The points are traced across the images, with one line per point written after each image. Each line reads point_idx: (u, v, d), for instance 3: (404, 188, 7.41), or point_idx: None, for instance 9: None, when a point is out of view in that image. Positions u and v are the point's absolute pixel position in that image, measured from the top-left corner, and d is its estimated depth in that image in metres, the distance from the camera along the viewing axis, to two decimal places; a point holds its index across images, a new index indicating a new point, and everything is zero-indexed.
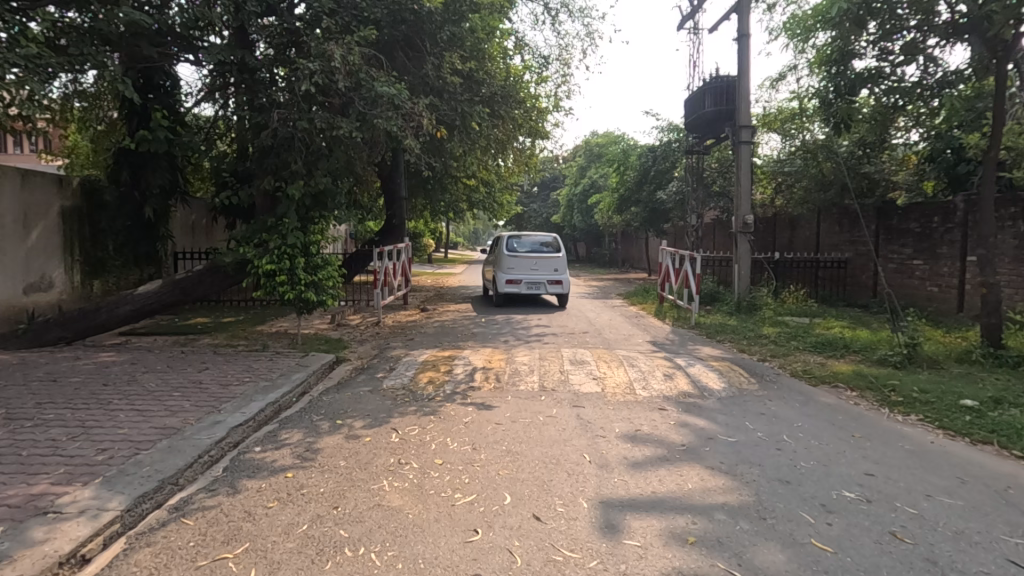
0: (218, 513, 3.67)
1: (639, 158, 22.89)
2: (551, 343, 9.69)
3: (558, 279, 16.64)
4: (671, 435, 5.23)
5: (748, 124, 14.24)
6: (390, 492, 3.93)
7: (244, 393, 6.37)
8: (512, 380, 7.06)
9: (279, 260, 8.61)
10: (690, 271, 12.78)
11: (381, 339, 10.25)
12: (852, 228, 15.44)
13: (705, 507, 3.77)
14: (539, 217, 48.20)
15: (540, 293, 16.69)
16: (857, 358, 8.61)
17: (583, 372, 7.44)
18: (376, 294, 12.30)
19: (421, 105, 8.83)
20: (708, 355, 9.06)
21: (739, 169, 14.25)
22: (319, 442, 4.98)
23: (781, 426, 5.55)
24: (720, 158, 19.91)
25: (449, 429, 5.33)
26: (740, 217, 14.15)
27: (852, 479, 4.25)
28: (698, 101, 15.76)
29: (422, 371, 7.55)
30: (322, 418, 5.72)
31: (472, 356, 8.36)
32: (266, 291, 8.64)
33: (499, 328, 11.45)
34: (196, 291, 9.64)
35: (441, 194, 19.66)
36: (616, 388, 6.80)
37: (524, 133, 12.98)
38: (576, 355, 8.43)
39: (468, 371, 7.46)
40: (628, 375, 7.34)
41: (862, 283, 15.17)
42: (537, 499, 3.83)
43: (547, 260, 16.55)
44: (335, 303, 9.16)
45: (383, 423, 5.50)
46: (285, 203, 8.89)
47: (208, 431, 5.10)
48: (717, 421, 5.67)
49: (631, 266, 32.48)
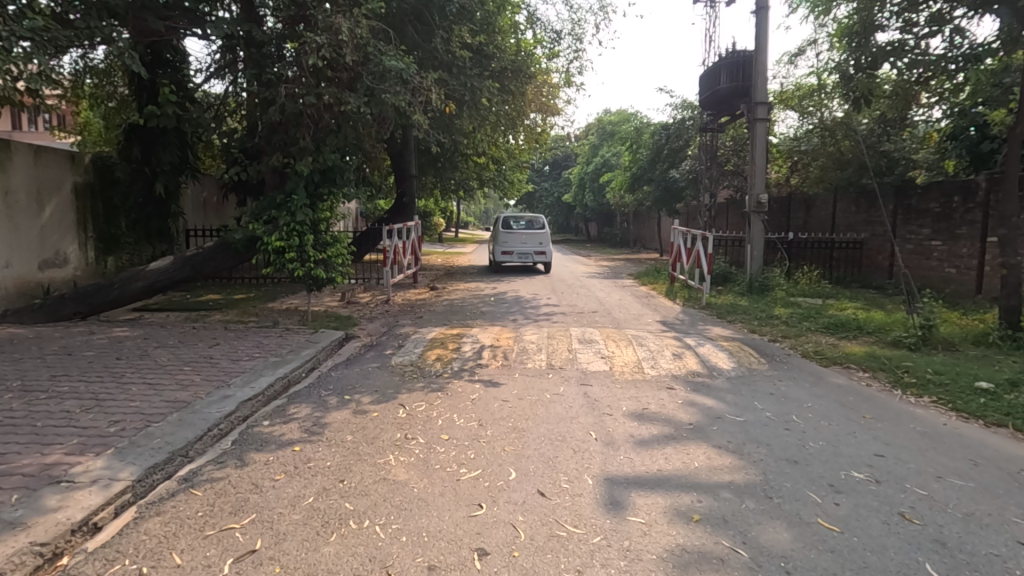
0: (226, 484, 3.71)
1: (652, 136, 22.48)
2: (560, 321, 9.67)
3: (545, 251, 18.06)
4: (679, 414, 5.20)
5: (765, 101, 13.92)
6: (396, 467, 3.95)
7: (254, 368, 6.45)
8: (520, 358, 7.05)
9: (288, 237, 8.65)
10: (701, 250, 12.65)
11: (390, 317, 10.30)
12: (869, 208, 15.16)
13: (710, 485, 3.75)
14: (550, 196, 47.79)
15: (529, 263, 18.29)
16: (870, 340, 8.46)
17: (592, 350, 7.41)
18: (385, 272, 12.33)
19: (429, 80, 8.68)
20: (718, 334, 8.99)
21: (755, 147, 13.97)
22: (327, 417, 5.02)
23: (791, 407, 5.50)
24: (735, 136, 19.50)
25: (456, 405, 5.34)
26: (754, 195, 13.95)
27: (861, 460, 4.20)
28: (713, 78, 15.42)
29: (431, 348, 7.56)
30: (331, 393, 5.75)
31: (481, 334, 8.35)
32: (276, 267, 8.69)
33: (508, 307, 11.45)
34: (207, 268, 9.68)
35: (451, 171, 19.55)
36: (624, 367, 6.79)
37: (535, 109, 12.77)
38: (584, 333, 8.39)
39: (475, 349, 7.46)
40: (636, 354, 7.30)
41: (878, 264, 14.94)
42: (542, 475, 3.84)
43: (535, 234, 17.94)
44: (345, 281, 9.19)
45: (391, 399, 5.52)
46: (293, 180, 8.90)
47: (217, 405, 5.18)
48: (726, 401, 5.63)
49: (642, 246, 32.21)
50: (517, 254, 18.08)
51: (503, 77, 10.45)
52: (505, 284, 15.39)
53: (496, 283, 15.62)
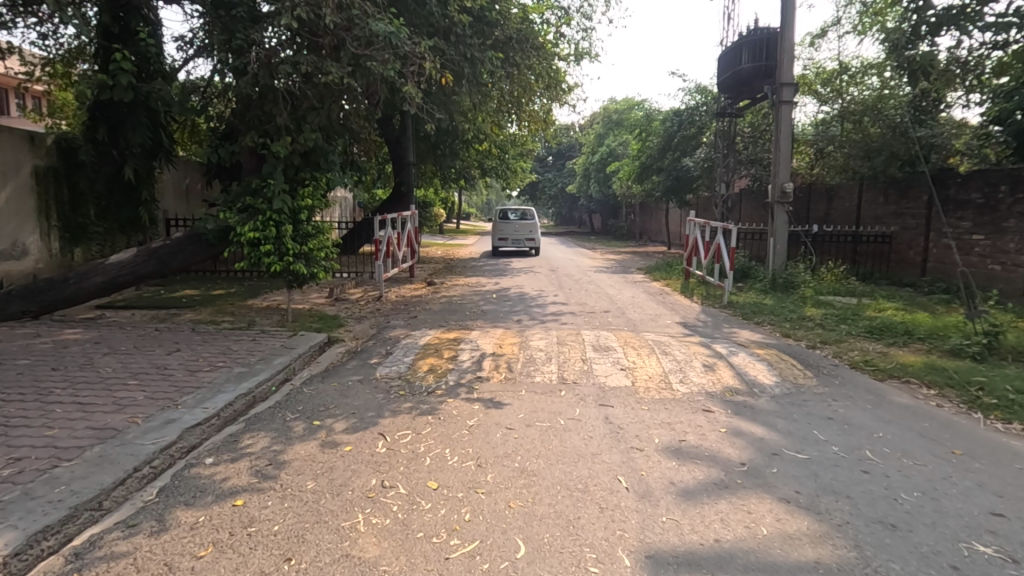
0: (128, 566, 2.73)
1: (663, 123, 21.29)
2: (570, 323, 8.67)
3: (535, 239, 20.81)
4: (725, 449, 4.20)
5: (791, 82, 12.81)
6: (365, 536, 2.95)
7: (212, 383, 5.46)
8: (526, 370, 6.03)
9: (264, 227, 7.69)
10: (722, 243, 11.67)
11: (381, 316, 9.28)
12: (900, 199, 14.10)
13: (791, 568, 2.75)
14: (554, 186, 46.43)
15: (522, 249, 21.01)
16: (924, 347, 7.44)
17: (609, 360, 6.37)
18: (378, 267, 11.35)
19: (422, 46, 7.62)
20: (748, 340, 7.97)
21: (779, 131, 12.91)
22: (287, 453, 4.00)
23: (860, 438, 4.49)
24: (754, 122, 18.33)
25: (449, 436, 4.32)
26: (778, 184, 12.92)
27: (978, 524, 3.21)
28: (734, 57, 14.29)
29: (423, 356, 6.54)
30: (298, 416, 4.72)
31: (481, 338, 7.32)
32: (251, 261, 7.74)
33: (511, 305, 10.41)
34: (175, 262, 8.55)
35: (451, 159, 18.52)
36: (649, 382, 5.77)
37: (543, 87, 11.70)
38: (599, 339, 7.36)
39: (474, 358, 6.43)
40: (662, 365, 6.27)
41: (909, 259, 13.93)
42: (560, 551, 2.84)
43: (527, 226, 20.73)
44: (329, 276, 8.23)
45: (369, 426, 4.50)
46: (270, 162, 7.89)
47: (155, 435, 4.22)
48: (778, 429, 4.64)
49: (649, 239, 31.13)
50: (511, 240, 21.16)
51: (507, 47, 9.39)
52: (507, 279, 14.40)
53: (498, 278, 14.64)
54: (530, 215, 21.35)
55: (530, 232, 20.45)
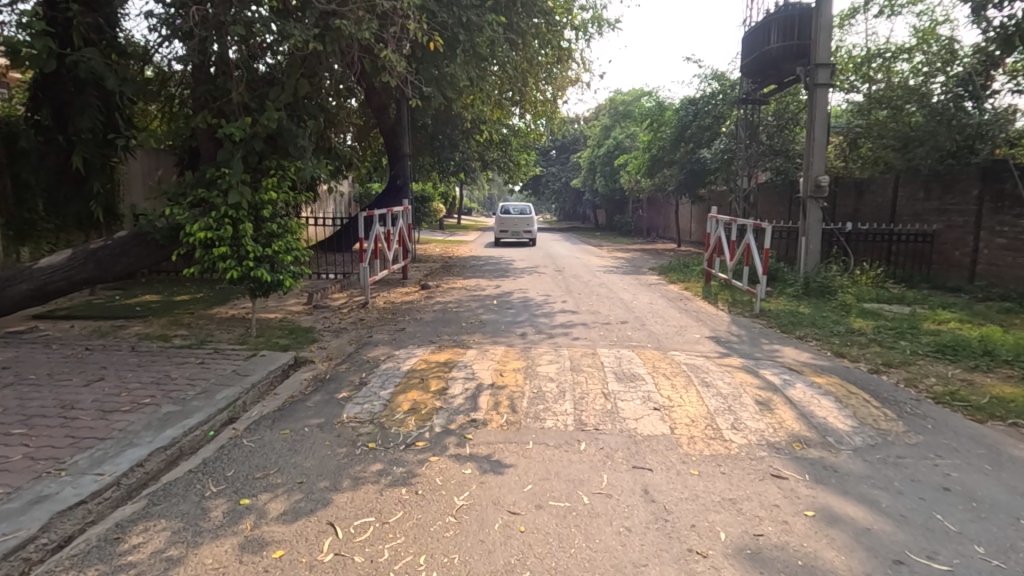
0: None
1: (676, 112, 19.90)
2: (584, 339, 7.38)
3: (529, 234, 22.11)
4: (824, 552, 2.91)
5: (828, 62, 11.49)
6: None
7: (125, 431, 4.18)
8: (533, 411, 4.72)
9: (218, 225, 6.45)
10: (753, 242, 10.43)
11: (363, 328, 8.00)
12: (944, 193, 12.89)
13: None
14: (558, 180, 44.93)
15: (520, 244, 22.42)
16: (1017, 375, 6.13)
17: (638, 396, 5.08)
18: (363, 270, 10.05)
19: (405, 3, 6.39)
20: (797, 362, 6.67)
21: (813, 117, 11.57)
22: (187, 563, 2.73)
23: (1006, 529, 3.20)
24: (777, 111, 16.93)
25: (428, 528, 3.05)
26: (811, 176, 11.64)
27: None
28: (761, 37, 12.85)
29: (405, 389, 5.23)
30: (222, 490, 3.44)
31: (478, 362, 6.02)
32: (203, 267, 6.50)
33: (514, 314, 9.12)
34: (119, 265, 7.25)
35: (450, 151, 17.19)
36: (691, 429, 4.48)
37: (551, 64, 10.34)
38: (621, 362, 6.07)
39: (468, 391, 5.14)
40: (705, 404, 4.96)
41: (953, 260, 12.68)
42: None
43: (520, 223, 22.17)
44: (299, 283, 6.96)
45: (318, 509, 3.23)
46: (225, 147, 6.66)
47: (7, 527, 2.96)
48: (885, 510, 3.36)
49: (658, 236, 29.78)
50: (510, 233, 23.00)
51: (510, 11, 8.11)
52: (509, 281, 13.10)
53: (499, 280, 13.34)
54: (530, 212, 23.29)
55: (529, 229, 22.48)
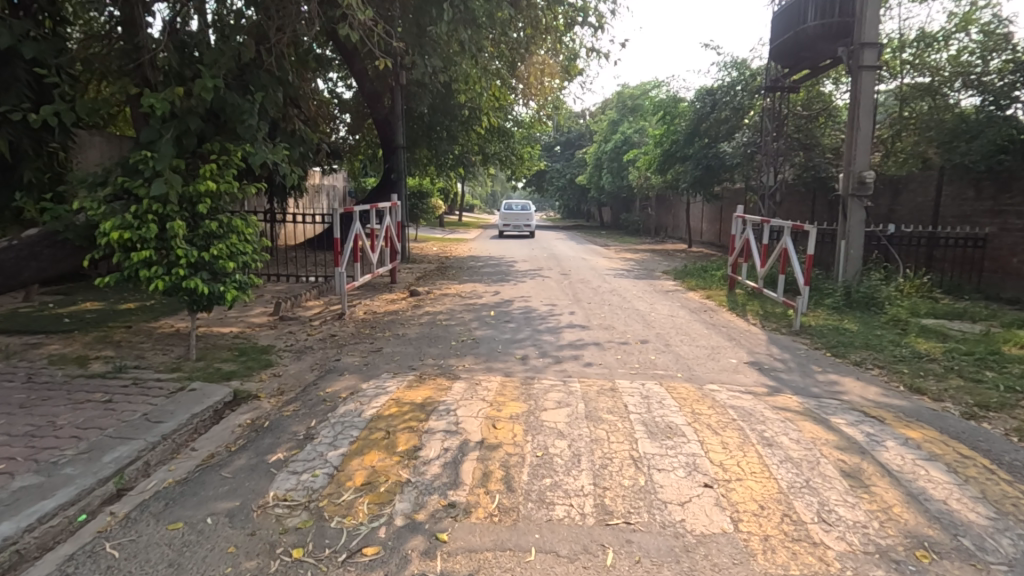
0: None
1: (692, 104, 18.45)
2: (599, 366, 6.01)
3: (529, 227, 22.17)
4: None
5: (875, 42, 10.05)
6: None
7: None
8: (536, 491, 3.36)
9: (140, 223, 5.05)
10: (791, 247, 8.96)
11: (332, 348, 6.64)
12: (1000, 191, 11.43)
13: None
14: (562, 177, 43.42)
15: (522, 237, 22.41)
16: None
17: (682, 464, 3.70)
18: (338, 275, 8.65)
19: None
20: (870, 402, 5.26)
21: (857, 105, 10.15)
22: None
23: None
24: (805, 102, 15.48)
25: None
26: (854, 172, 10.24)
27: None
28: (796, 16, 11.38)
29: (363, 448, 3.87)
30: None
31: (465, 403, 4.65)
32: (124, 276, 5.15)
33: (513, 329, 7.75)
34: (28, 271, 5.91)
35: (447, 142, 15.78)
36: (766, 527, 3.09)
37: (560, 36, 8.94)
38: (649, 406, 4.68)
39: (448, 454, 3.76)
40: (776, 478, 3.58)
41: (1010, 267, 11.21)
42: None
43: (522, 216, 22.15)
44: (246, 296, 5.56)
45: None
46: (152, 124, 5.35)
47: None
48: None
49: (666, 236, 28.35)
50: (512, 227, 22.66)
51: None
52: (509, 286, 11.70)
53: (499, 285, 11.99)
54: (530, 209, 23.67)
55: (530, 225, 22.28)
